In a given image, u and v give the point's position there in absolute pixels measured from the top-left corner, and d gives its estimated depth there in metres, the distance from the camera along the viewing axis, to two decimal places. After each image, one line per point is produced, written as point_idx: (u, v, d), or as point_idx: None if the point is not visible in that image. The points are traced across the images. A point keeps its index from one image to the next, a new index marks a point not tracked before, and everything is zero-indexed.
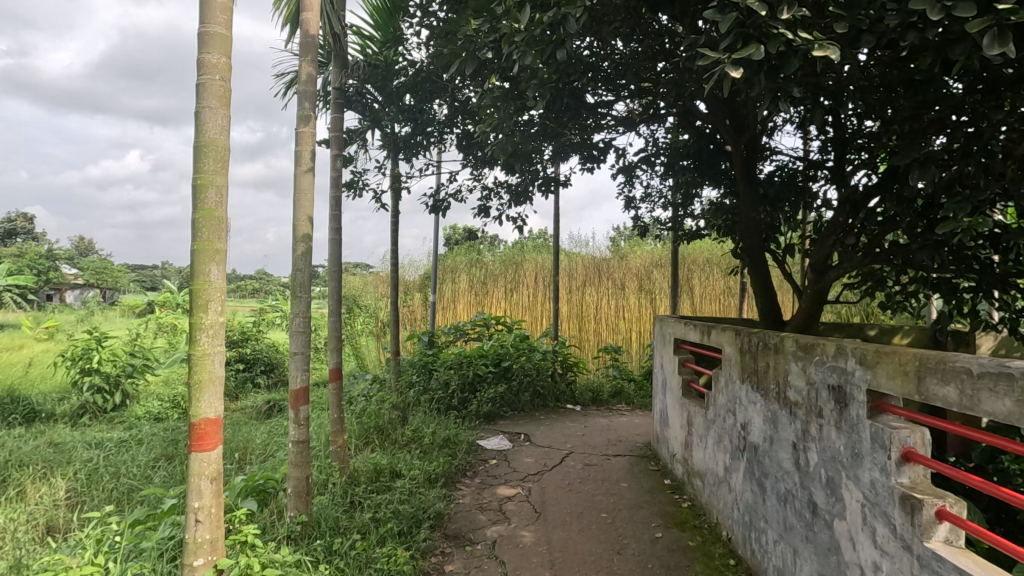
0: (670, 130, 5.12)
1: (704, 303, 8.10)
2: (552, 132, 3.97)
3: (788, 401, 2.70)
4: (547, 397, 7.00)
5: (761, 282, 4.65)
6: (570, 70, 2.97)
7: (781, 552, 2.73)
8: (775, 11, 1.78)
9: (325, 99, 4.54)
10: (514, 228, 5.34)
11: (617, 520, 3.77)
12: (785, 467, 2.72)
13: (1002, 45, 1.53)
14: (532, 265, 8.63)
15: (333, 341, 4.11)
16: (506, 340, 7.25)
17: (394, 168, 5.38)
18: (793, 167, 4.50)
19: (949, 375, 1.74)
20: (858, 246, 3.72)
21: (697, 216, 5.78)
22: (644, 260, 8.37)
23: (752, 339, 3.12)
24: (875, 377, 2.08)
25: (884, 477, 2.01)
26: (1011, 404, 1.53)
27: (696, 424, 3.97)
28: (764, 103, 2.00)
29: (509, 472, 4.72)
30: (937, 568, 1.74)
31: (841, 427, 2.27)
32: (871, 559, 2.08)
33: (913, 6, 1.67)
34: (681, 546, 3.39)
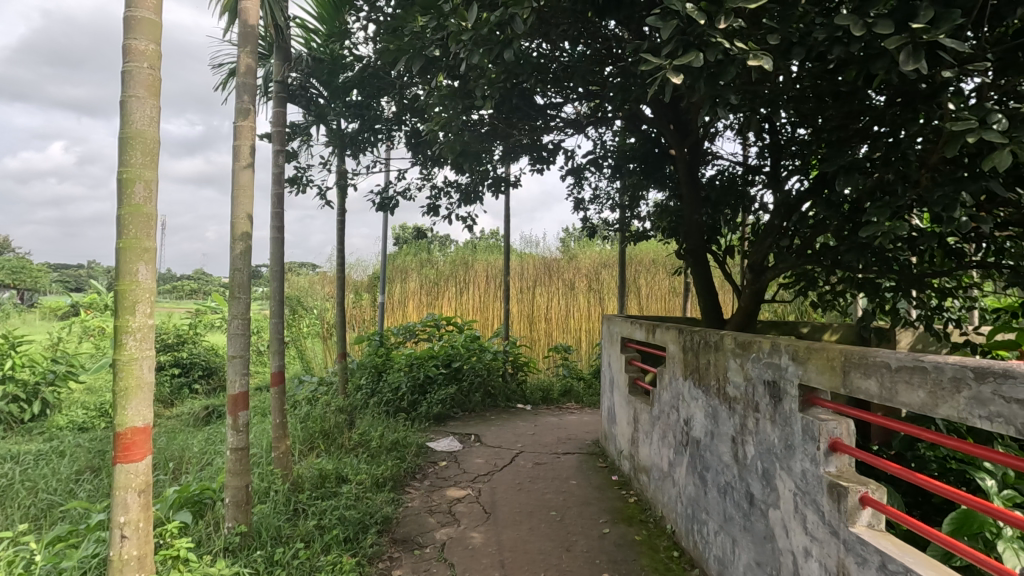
0: (617, 133, 5.23)
1: (651, 303, 8.34)
2: (502, 132, 3.98)
3: (728, 397, 2.80)
4: (497, 397, 7.02)
5: (703, 281, 4.81)
6: (519, 70, 2.99)
7: (721, 542, 2.84)
8: (714, 21, 1.83)
9: (266, 91, 4.37)
10: (464, 228, 5.32)
11: (566, 518, 3.82)
12: (725, 460, 2.82)
13: (917, 61, 1.64)
14: (483, 265, 8.63)
15: (275, 344, 3.96)
16: (456, 341, 7.21)
17: (341, 165, 5.25)
18: (732, 171, 4.65)
19: (871, 369, 1.86)
20: (792, 248, 3.91)
21: (643, 217, 5.93)
22: (593, 260, 8.53)
23: (694, 338, 3.22)
24: (806, 372, 2.20)
25: (814, 466, 2.13)
26: (924, 395, 1.64)
27: (642, 420, 4.07)
28: (704, 109, 2.07)
29: (458, 473, 4.69)
30: (861, 552, 1.86)
31: (776, 421, 2.37)
32: (802, 545, 2.19)
33: (837, 22, 1.76)
34: (628, 541, 3.47)
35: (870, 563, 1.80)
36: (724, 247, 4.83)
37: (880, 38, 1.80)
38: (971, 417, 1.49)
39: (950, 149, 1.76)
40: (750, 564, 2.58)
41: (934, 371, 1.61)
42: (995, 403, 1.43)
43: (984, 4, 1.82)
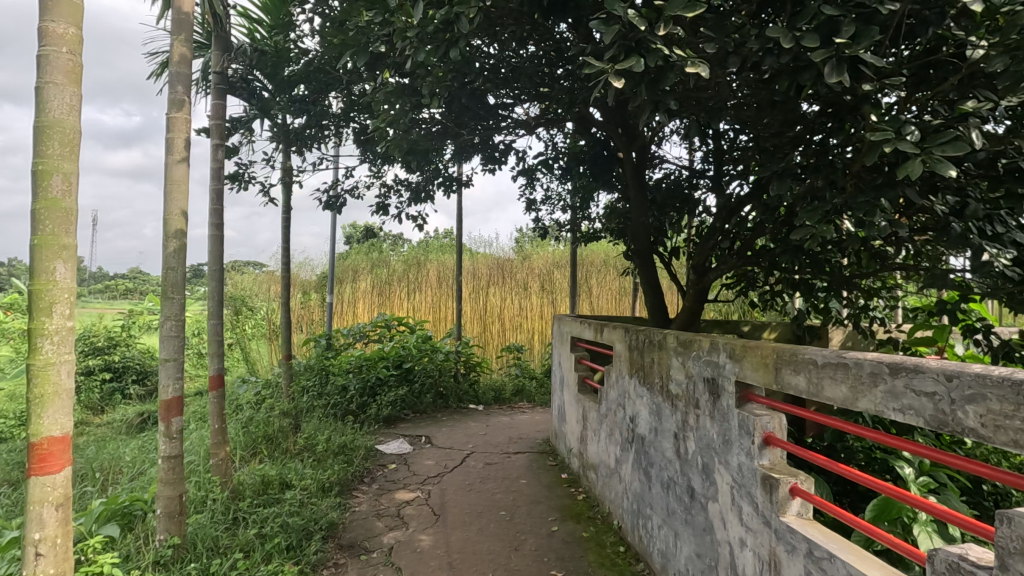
0: (568, 135, 5.33)
1: (601, 303, 8.50)
2: (453, 131, 3.95)
3: (670, 394, 2.88)
4: (449, 397, 6.99)
5: (650, 282, 4.94)
6: (466, 68, 2.97)
7: (664, 536, 2.92)
8: (654, 27, 1.87)
9: (205, 83, 4.18)
10: (415, 227, 5.27)
11: (516, 517, 3.83)
12: (668, 455, 2.90)
13: (840, 73, 1.73)
14: (436, 266, 8.56)
15: (213, 346, 3.78)
16: (408, 341, 7.12)
17: (286, 161, 5.09)
18: (679, 175, 4.78)
19: (800, 365, 1.96)
20: (733, 249, 4.06)
21: (594, 218, 6.02)
22: (546, 260, 8.61)
23: (639, 337, 3.30)
24: (742, 369, 2.29)
25: (748, 459, 2.21)
26: (846, 390, 1.74)
27: (591, 419, 4.13)
28: (645, 113, 2.11)
29: (408, 476, 4.62)
30: (790, 540, 1.95)
31: (715, 417, 2.45)
32: (738, 536, 2.28)
33: (769, 34, 1.84)
34: (576, 538, 3.52)
35: (799, 551, 1.90)
36: (670, 249, 4.96)
37: (809, 50, 1.88)
38: (887, 410, 1.58)
39: (870, 158, 1.87)
40: (691, 556, 2.66)
41: (855, 367, 1.70)
42: (907, 397, 1.52)
43: (900, 22, 1.94)
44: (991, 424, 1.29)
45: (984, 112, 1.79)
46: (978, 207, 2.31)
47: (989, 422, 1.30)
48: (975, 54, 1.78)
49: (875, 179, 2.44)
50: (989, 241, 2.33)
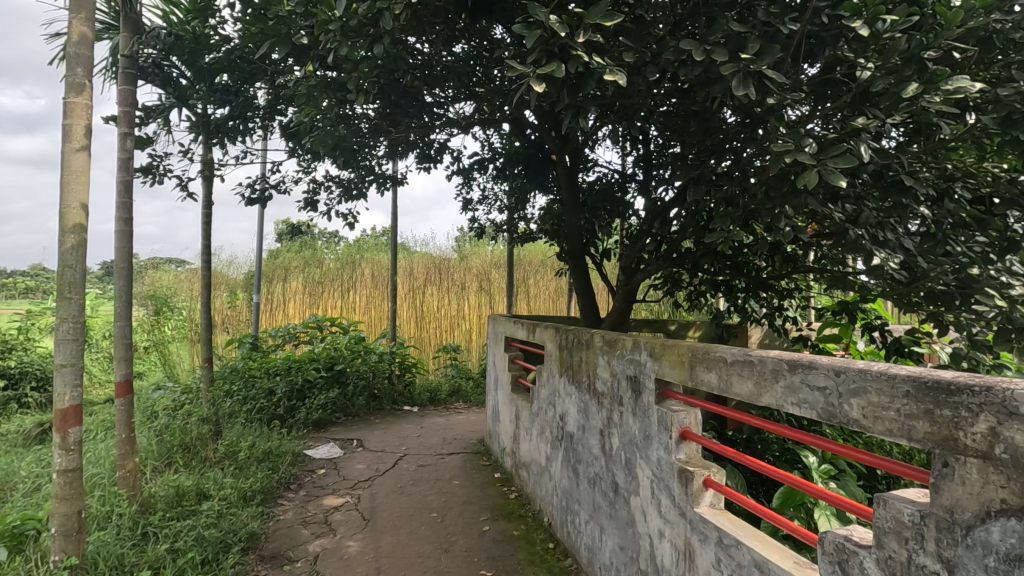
0: (504, 135, 5.35)
1: (538, 303, 8.61)
2: (386, 127, 3.88)
3: (597, 391, 2.96)
4: (383, 399, 6.89)
5: (582, 282, 5.05)
6: (394, 64, 2.92)
7: (591, 530, 2.99)
8: (576, 33, 1.90)
9: (112, 66, 3.89)
10: (345, 224, 5.14)
11: (447, 518, 3.81)
12: (594, 452, 2.98)
13: (746, 86, 1.83)
14: (371, 265, 8.37)
15: (120, 350, 3.51)
16: (340, 342, 6.94)
17: (206, 153, 4.82)
18: (611, 178, 4.91)
19: (712, 363, 2.06)
20: (660, 251, 4.22)
21: (530, 219, 6.07)
22: (484, 260, 8.62)
23: (569, 336, 3.36)
24: (661, 367, 2.38)
25: (666, 454, 2.30)
26: (752, 386, 1.85)
27: (523, 418, 4.18)
28: (568, 118, 2.15)
29: (337, 481, 4.49)
30: (703, 530, 2.05)
31: (637, 413, 2.54)
32: (657, 528, 2.37)
33: (682, 46, 1.93)
34: (507, 536, 3.54)
35: (710, 539, 2.00)
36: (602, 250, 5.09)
37: (718, 64, 1.99)
38: (785, 404, 1.69)
39: (774, 167, 1.99)
40: (615, 548, 2.74)
41: (759, 364, 1.81)
42: (803, 391, 1.63)
43: (801, 42, 2.08)
44: (871, 415, 1.40)
45: (872, 129, 1.94)
46: (870, 215, 2.50)
47: (870, 413, 1.41)
48: (863, 76, 1.93)
49: (782, 187, 2.60)
50: (878, 247, 2.55)
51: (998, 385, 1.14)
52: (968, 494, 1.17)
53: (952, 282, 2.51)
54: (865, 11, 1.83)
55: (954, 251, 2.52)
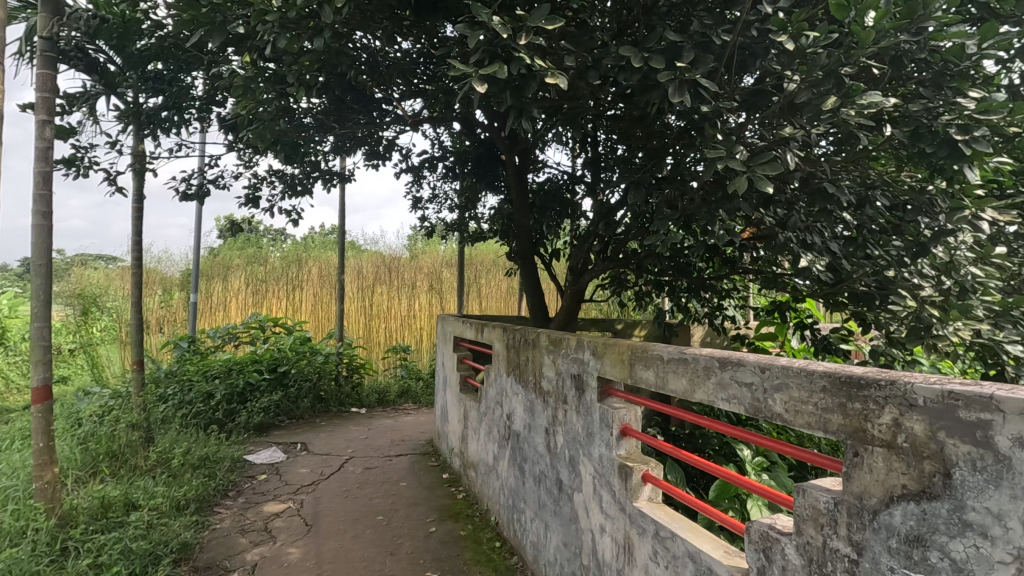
0: (454, 134, 5.33)
1: (489, 303, 8.60)
2: (335, 119, 3.81)
3: (542, 390, 2.99)
4: (330, 401, 6.75)
5: (532, 282, 5.09)
6: (337, 58, 2.86)
7: (536, 528, 3.02)
8: (518, 35, 1.92)
9: (29, 49, 3.62)
10: (288, 221, 4.99)
11: (393, 520, 3.76)
12: (539, 450, 3.01)
13: (682, 94, 1.91)
14: (318, 264, 8.16)
15: (36, 353, 3.27)
16: (284, 343, 6.72)
17: (137, 144, 4.56)
18: (560, 179, 4.97)
19: (650, 361, 2.12)
20: (607, 252, 4.31)
21: (481, 218, 6.05)
22: (435, 260, 8.55)
23: (516, 335, 3.38)
24: (602, 366, 2.43)
25: (607, 450, 2.36)
26: (686, 382, 1.91)
27: (471, 418, 4.18)
28: (511, 119, 2.17)
29: (279, 486, 4.35)
30: (641, 523, 2.11)
31: (580, 410, 2.58)
32: (599, 523, 2.42)
33: (621, 52, 1.98)
34: (454, 536, 3.53)
35: (647, 532, 2.06)
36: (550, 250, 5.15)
37: (656, 71, 2.05)
38: (716, 400, 1.76)
39: (707, 172, 2.07)
40: (559, 545, 2.78)
41: (692, 362, 1.88)
42: (732, 387, 1.70)
43: (733, 53, 2.17)
44: (792, 409, 1.48)
45: (797, 138, 2.06)
46: (798, 219, 2.66)
47: (791, 407, 1.49)
48: (789, 88, 2.04)
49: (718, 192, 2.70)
50: (803, 249, 2.82)
51: (901, 379, 1.23)
52: (874, 481, 1.25)
53: (871, 283, 2.69)
54: (789, 26, 1.94)
55: (873, 254, 2.72)
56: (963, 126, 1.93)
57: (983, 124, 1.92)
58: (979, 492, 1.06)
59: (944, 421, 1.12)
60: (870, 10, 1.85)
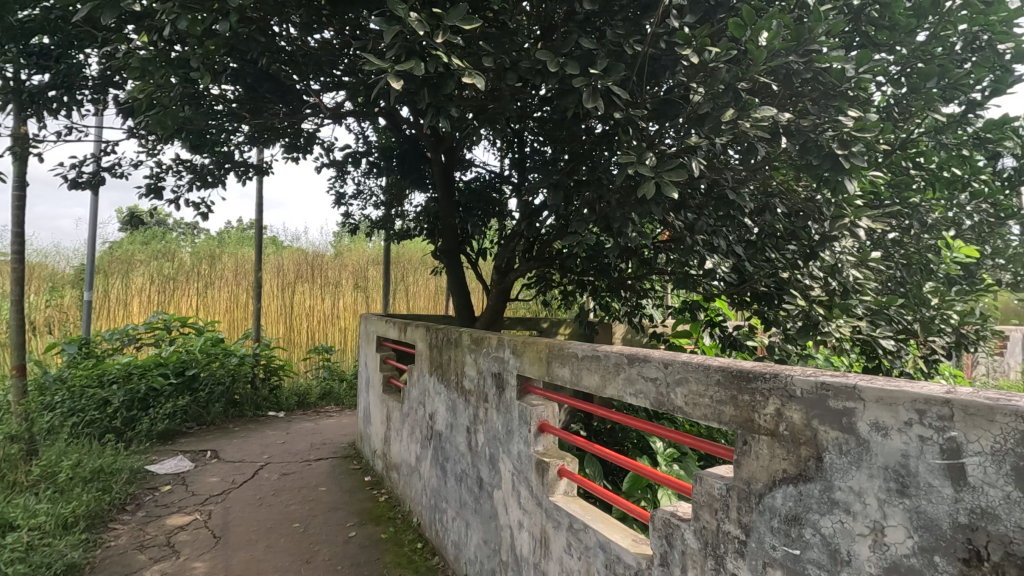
0: (379, 129, 5.22)
1: (417, 302, 8.49)
2: (251, 105, 3.62)
3: (464, 389, 2.99)
4: (245, 405, 6.43)
5: (457, 282, 5.08)
6: (248, 44, 2.72)
7: (457, 527, 3.02)
8: (435, 34, 1.92)
9: None
10: (196, 214, 4.69)
11: (310, 527, 3.63)
12: (461, 449, 3.02)
13: (595, 100, 1.98)
14: (232, 260, 7.71)
15: None
16: (193, 344, 6.29)
17: (18, 126, 4.11)
18: (488, 178, 4.98)
19: (566, 358, 2.18)
20: (532, 252, 4.38)
21: (407, 215, 5.96)
22: (360, 258, 8.33)
23: (438, 335, 3.37)
24: (522, 364, 2.47)
25: (525, 446, 2.40)
26: (598, 378, 1.98)
27: (394, 418, 4.11)
28: (430, 117, 2.16)
29: (185, 497, 4.08)
30: (556, 517, 2.16)
31: (500, 408, 2.61)
32: (517, 519, 2.46)
33: (538, 56, 2.03)
34: (373, 540, 3.46)
35: (562, 525, 2.12)
36: (477, 250, 5.15)
37: (571, 77, 2.12)
38: (625, 395, 1.84)
39: (619, 177, 2.16)
40: (479, 542, 2.80)
41: (604, 359, 1.95)
42: (638, 382, 1.78)
43: (645, 62, 2.28)
44: (692, 402, 1.57)
45: (702, 147, 2.18)
46: (705, 223, 2.82)
47: (690, 400, 1.58)
48: (694, 99, 2.16)
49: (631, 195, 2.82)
50: (710, 251, 3.05)
51: (783, 372, 1.33)
52: (760, 467, 1.35)
53: (770, 284, 2.91)
54: (694, 41, 2.07)
55: (771, 257, 2.96)
56: (844, 141, 2.14)
57: (859, 140, 2.14)
58: (845, 472, 1.18)
59: (817, 410, 1.23)
60: (763, 30, 2.01)
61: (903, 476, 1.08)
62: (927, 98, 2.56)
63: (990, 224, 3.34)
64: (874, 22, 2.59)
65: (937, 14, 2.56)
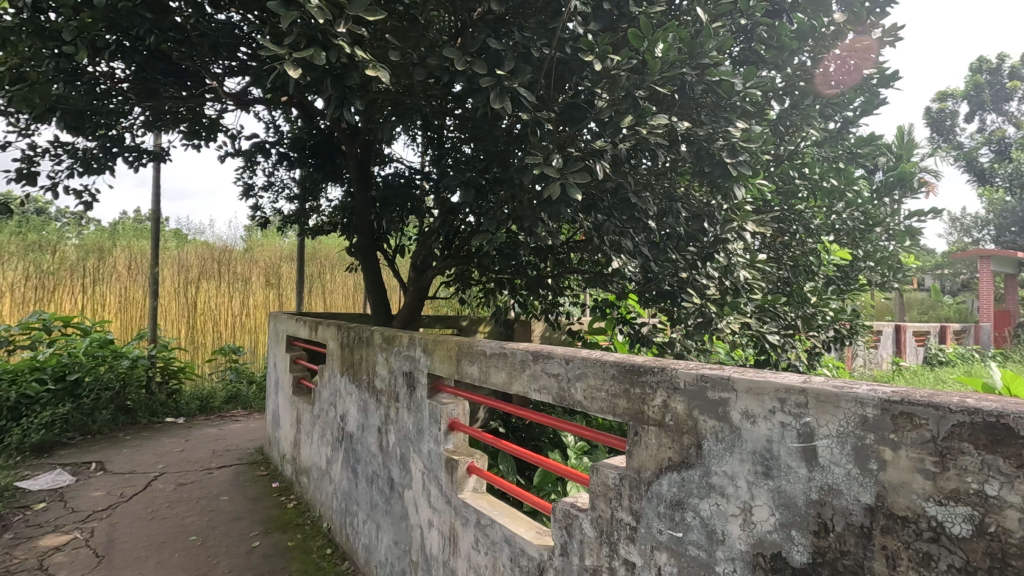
0: (291, 119, 5.01)
1: (335, 299, 8.22)
2: (142, 84, 3.33)
3: (375, 389, 2.93)
4: (138, 412, 5.93)
5: (373, 280, 4.96)
6: (134, 19, 2.51)
7: (368, 530, 2.96)
8: (338, 23, 1.87)
9: None
10: (78, 203, 4.26)
11: (209, 539, 3.41)
12: (372, 450, 2.95)
13: (501, 100, 2.03)
14: (125, 255, 7.08)
15: None
16: (76, 346, 5.66)
17: None
18: (406, 174, 4.89)
19: (474, 356, 2.19)
20: (451, 250, 4.36)
21: (323, 210, 5.73)
22: (272, 254, 7.97)
23: (350, 333, 3.27)
24: (432, 363, 2.45)
25: (435, 445, 2.38)
26: (505, 375, 2.01)
27: (304, 421, 3.95)
28: (334, 109, 2.10)
29: (63, 515, 3.70)
30: (464, 514, 2.17)
31: (411, 408, 2.58)
32: (427, 518, 2.44)
33: (445, 53, 2.05)
34: (279, 549, 3.30)
35: (470, 522, 2.13)
36: (395, 247, 5.06)
37: (479, 76, 2.15)
38: (530, 391, 1.88)
39: (527, 177, 2.20)
40: (390, 544, 2.75)
41: (511, 356, 1.98)
42: (542, 378, 1.82)
43: (552, 66, 2.35)
44: (590, 396, 1.63)
45: (606, 152, 2.28)
46: (614, 224, 2.93)
47: (588, 394, 1.64)
48: (598, 104, 2.26)
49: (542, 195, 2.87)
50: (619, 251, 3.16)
51: (669, 366, 1.42)
52: (649, 456, 1.43)
53: (673, 284, 3.08)
54: (596, 48, 2.19)
55: (673, 257, 3.04)
56: (733, 150, 2.33)
57: (745, 150, 2.34)
58: (720, 458, 1.27)
59: (697, 401, 1.32)
60: (659, 42, 2.14)
61: (767, 459, 1.18)
62: (804, 114, 2.83)
63: (861, 230, 3.73)
64: (763, 41, 2.80)
65: (814, 39, 2.82)
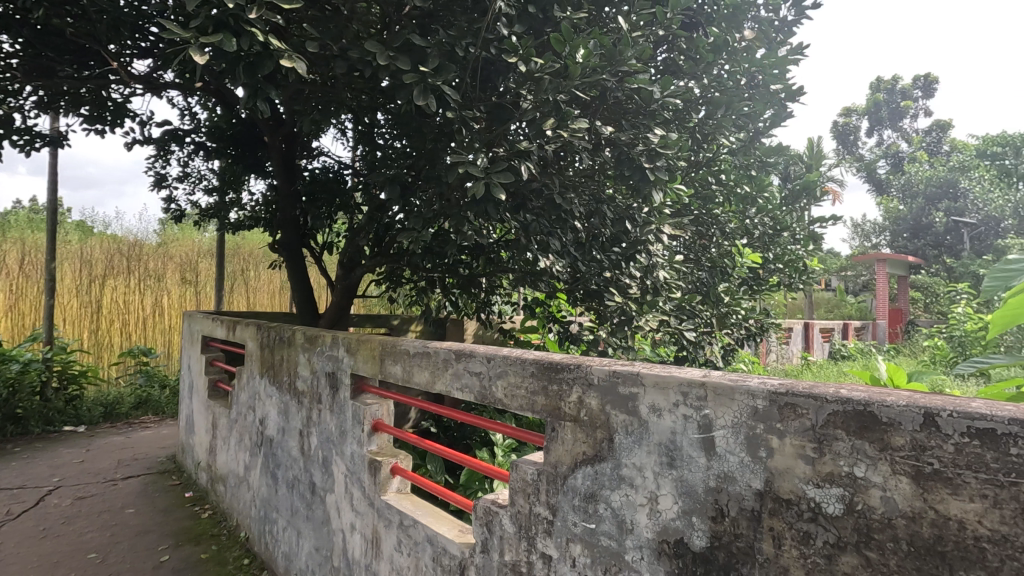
0: (208, 106, 4.73)
1: (259, 297, 7.83)
2: (33, 62, 3.05)
3: (296, 390, 2.83)
4: (31, 421, 5.41)
5: (299, 278, 4.78)
6: None
7: (288, 537, 2.85)
8: (250, 9, 1.80)
9: None
10: None
11: (110, 556, 3.17)
12: (293, 454, 2.85)
13: (424, 97, 2.03)
14: (15, 249, 6.45)
15: None
16: None
17: None
18: (335, 169, 4.75)
19: (398, 355, 2.16)
20: (381, 248, 4.27)
21: (244, 205, 5.45)
22: (189, 250, 7.52)
23: (270, 333, 3.14)
24: (355, 363, 2.40)
25: (358, 447, 2.33)
26: (428, 374, 2.00)
27: (221, 426, 3.74)
28: (248, 98, 2.02)
29: None
30: (387, 515, 2.14)
31: (333, 409, 2.51)
32: (349, 521, 2.38)
33: (366, 47, 2.03)
34: (190, 562, 3.11)
35: (392, 523, 2.10)
36: (322, 244, 4.89)
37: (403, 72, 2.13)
38: (452, 389, 1.88)
39: (451, 175, 2.20)
40: (311, 550, 2.66)
41: (434, 355, 1.97)
42: (465, 376, 1.83)
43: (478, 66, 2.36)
44: (510, 394, 1.65)
45: (531, 153, 2.32)
46: (541, 224, 2.97)
47: (509, 392, 1.66)
48: (523, 105, 2.30)
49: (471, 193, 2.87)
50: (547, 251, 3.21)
51: (585, 363, 1.46)
52: (565, 451, 1.47)
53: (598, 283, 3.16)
54: (520, 50, 2.22)
55: (598, 257, 3.15)
56: (651, 155, 2.43)
57: (663, 156, 2.45)
58: (630, 451, 1.32)
59: (610, 397, 1.37)
60: (580, 48, 2.20)
61: (671, 450, 1.25)
62: (718, 124, 3.00)
63: (770, 235, 3.99)
64: (683, 52, 2.94)
65: (728, 52, 2.99)
